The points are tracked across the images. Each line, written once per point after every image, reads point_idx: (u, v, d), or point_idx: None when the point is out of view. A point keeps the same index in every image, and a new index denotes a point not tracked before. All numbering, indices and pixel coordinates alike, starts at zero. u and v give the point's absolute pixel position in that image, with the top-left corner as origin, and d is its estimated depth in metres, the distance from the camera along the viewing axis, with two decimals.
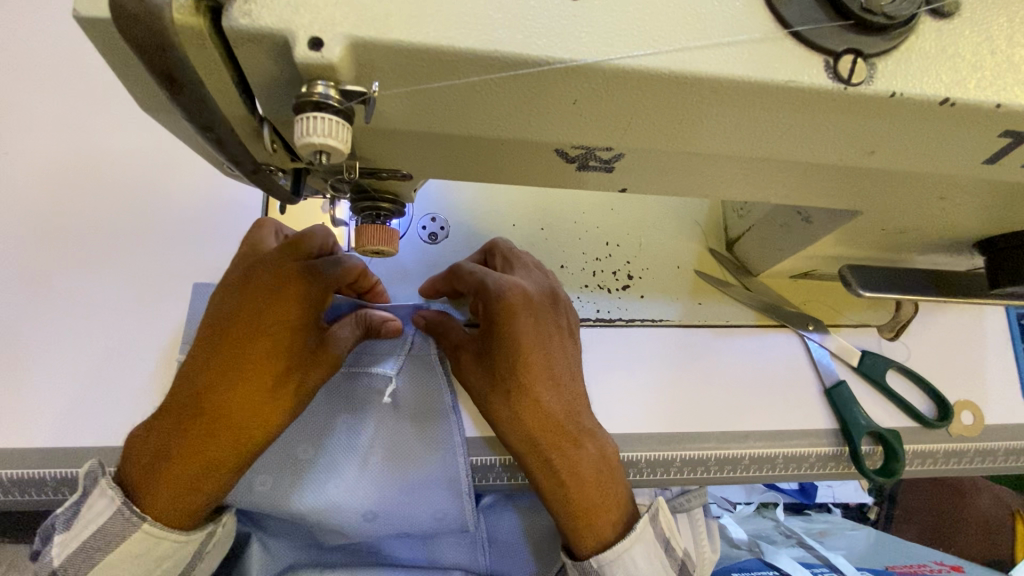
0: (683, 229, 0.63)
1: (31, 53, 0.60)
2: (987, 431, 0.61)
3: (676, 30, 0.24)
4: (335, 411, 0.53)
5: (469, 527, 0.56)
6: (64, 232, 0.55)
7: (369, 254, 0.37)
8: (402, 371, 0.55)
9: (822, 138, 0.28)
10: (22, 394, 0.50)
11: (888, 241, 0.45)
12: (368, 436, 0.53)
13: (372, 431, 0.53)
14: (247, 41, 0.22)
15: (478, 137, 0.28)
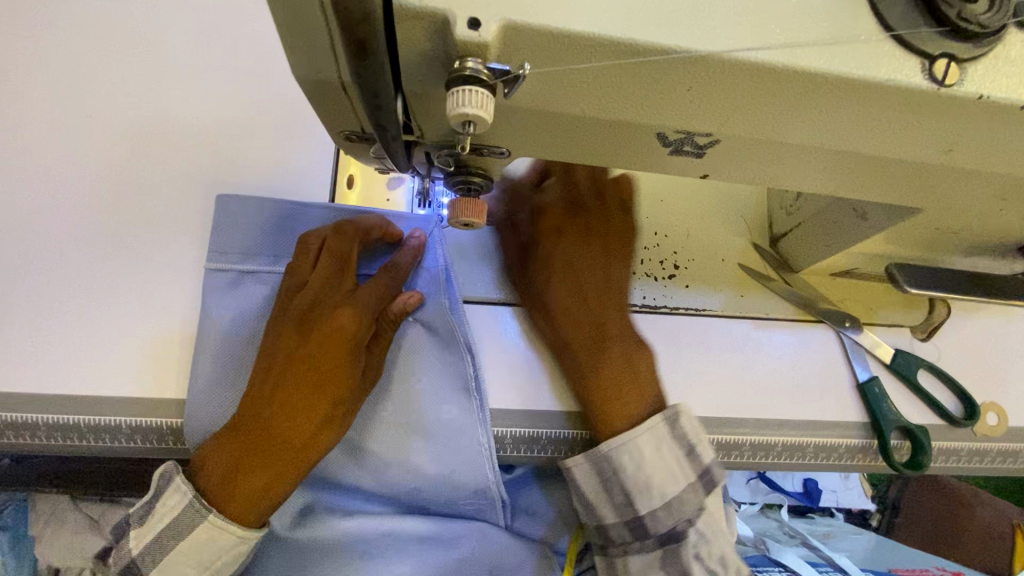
0: (727, 224, 0.66)
1: (115, 22, 0.63)
2: (1010, 434, 0.64)
3: (789, 27, 0.27)
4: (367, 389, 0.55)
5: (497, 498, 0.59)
6: (141, 195, 0.58)
7: (458, 226, 0.39)
8: (426, 347, 0.57)
9: (905, 135, 0.31)
10: (101, 344, 0.54)
11: (935, 241, 0.48)
12: (398, 414, 0.55)
13: (403, 407, 0.55)
14: (410, 19, 0.25)
15: (590, 117, 0.30)
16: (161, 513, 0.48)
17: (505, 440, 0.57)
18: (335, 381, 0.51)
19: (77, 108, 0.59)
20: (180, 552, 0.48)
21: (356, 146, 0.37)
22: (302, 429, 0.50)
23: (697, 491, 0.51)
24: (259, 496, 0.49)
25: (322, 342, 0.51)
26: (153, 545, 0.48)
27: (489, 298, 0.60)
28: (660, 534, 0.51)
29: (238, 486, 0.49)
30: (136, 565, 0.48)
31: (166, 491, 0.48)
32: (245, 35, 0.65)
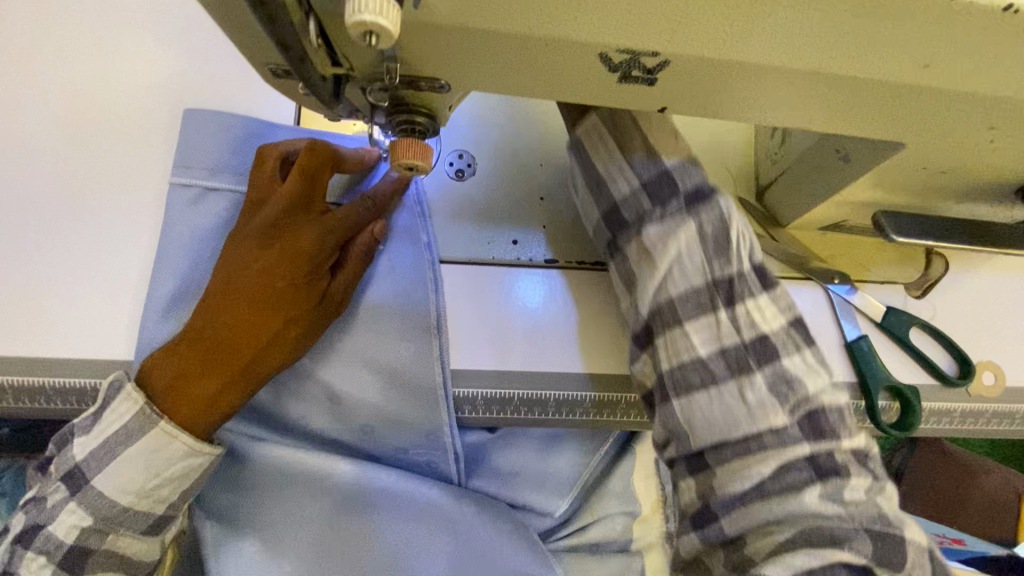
0: (714, 176, 0.62)
1: None
2: (1009, 393, 0.61)
3: None
4: (329, 330, 0.55)
5: (452, 443, 0.59)
6: (94, 150, 0.56)
7: (402, 170, 0.37)
8: (391, 287, 0.56)
9: (871, 45, 0.27)
10: (59, 304, 0.53)
11: (926, 186, 0.45)
12: (360, 353, 0.55)
13: (366, 347, 0.55)
14: None
15: (523, 33, 0.27)
16: (110, 421, 0.47)
17: (475, 401, 0.56)
18: (289, 303, 0.51)
19: (26, 60, 0.57)
20: (127, 458, 0.47)
21: (284, 83, 0.34)
22: (255, 342, 0.50)
23: (751, 239, 0.49)
24: (205, 405, 0.49)
25: (281, 260, 0.51)
26: (102, 451, 0.47)
27: (462, 257, 0.58)
28: (719, 282, 0.48)
29: (184, 393, 0.48)
30: (80, 470, 0.47)
31: (93, 415, 0.48)
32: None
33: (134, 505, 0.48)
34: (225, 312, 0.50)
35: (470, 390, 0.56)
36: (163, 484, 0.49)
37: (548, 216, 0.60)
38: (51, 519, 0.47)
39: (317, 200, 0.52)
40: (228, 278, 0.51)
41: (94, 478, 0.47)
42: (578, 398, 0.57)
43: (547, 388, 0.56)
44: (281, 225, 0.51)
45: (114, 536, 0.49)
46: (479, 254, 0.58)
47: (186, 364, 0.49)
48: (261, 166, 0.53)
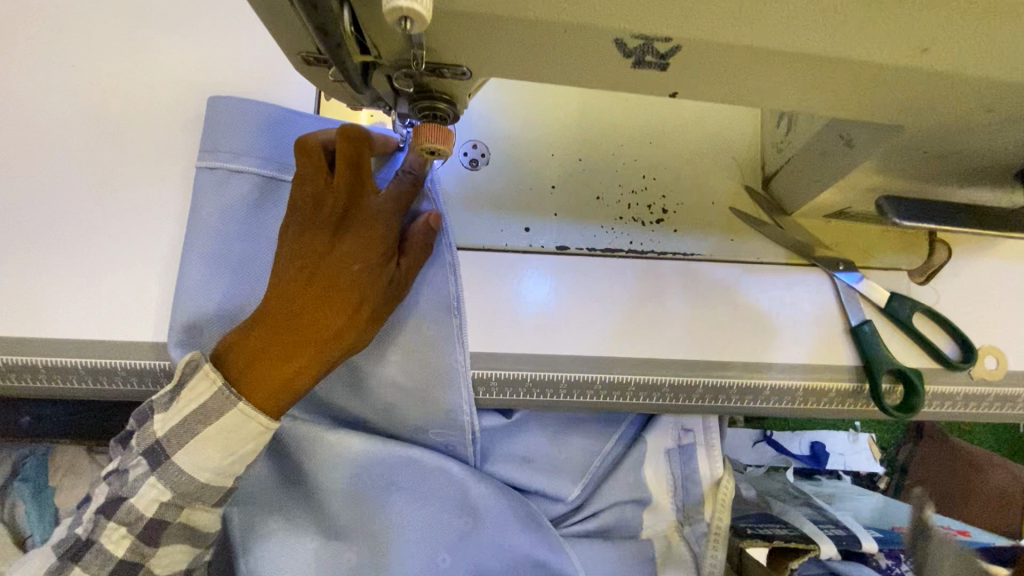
0: (721, 166, 0.64)
1: None
2: (1011, 377, 0.62)
3: None
4: None
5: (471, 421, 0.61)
6: (122, 140, 0.58)
7: (425, 154, 0.39)
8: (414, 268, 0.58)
9: (886, 30, 0.29)
10: (92, 288, 0.55)
11: (928, 171, 0.46)
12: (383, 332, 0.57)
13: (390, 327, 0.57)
14: None
15: (543, 19, 0.29)
16: (188, 400, 0.49)
17: (489, 382, 0.58)
18: (364, 283, 0.51)
19: (62, 56, 0.59)
20: (205, 437, 0.49)
21: (315, 70, 0.36)
22: (332, 323, 0.51)
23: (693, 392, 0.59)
24: (280, 387, 0.50)
25: (359, 245, 0.52)
26: (180, 429, 0.49)
27: (476, 244, 0.60)
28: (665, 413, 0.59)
29: (258, 376, 0.50)
30: (160, 446, 0.50)
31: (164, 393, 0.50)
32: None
33: (211, 482, 0.50)
34: (294, 295, 0.51)
35: (482, 372, 0.58)
36: (237, 461, 0.51)
37: (559, 205, 0.62)
38: (131, 492, 0.49)
39: (366, 183, 0.52)
40: (294, 262, 0.51)
41: (173, 454, 0.49)
42: (588, 380, 0.59)
43: (556, 369, 0.58)
44: (344, 208, 0.52)
45: (189, 509, 0.51)
46: (494, 241, 0.60)
47: (258, 349, 0.50)
48: (307, 156, 0.51)
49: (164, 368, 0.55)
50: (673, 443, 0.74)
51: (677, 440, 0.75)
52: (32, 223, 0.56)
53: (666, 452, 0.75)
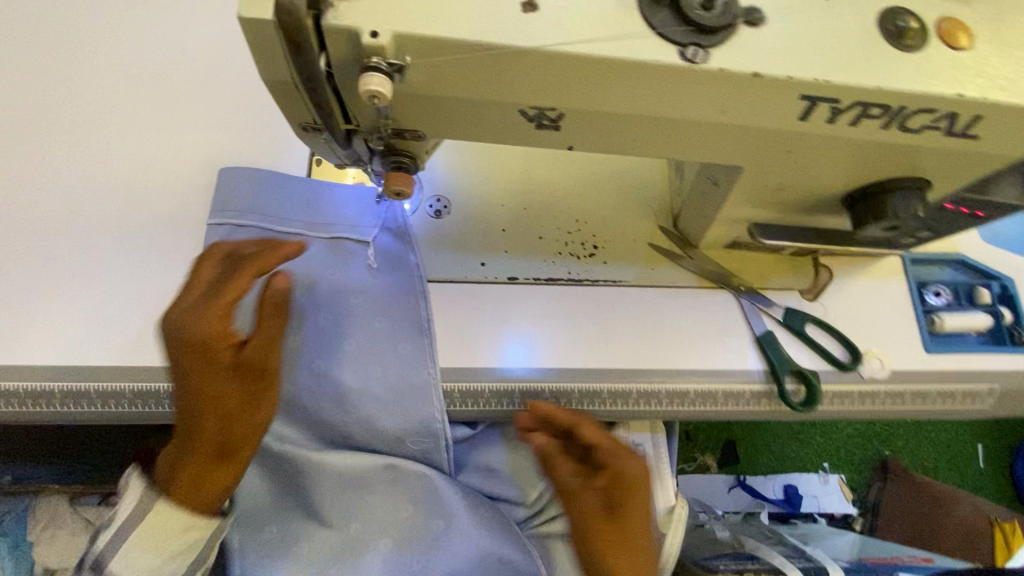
0: (639, 210, 0.78)
1: (124, 67, 0.77)
2: (893, 375, 0.74)
3: (584, 28, 0.40)
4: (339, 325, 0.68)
5: (442, 428, 0.69)
6: (143, 201, 0.70)
7: (392, 195, 0.52)
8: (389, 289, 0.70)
9: (697, 102, 0.44)
10: (110, 321, 0.65)
11: (778, 204, 0.61)
12: (363, 346, 0.68)
13: (370, 341, 0.68)
14: (334, 34, 0.38)
15: (466, 98, 0.43)
16: None
17: (453, 394, 0.68)
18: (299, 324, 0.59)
19: (96, 141, 0.73)
20: (228, 445, 0.57)
21: (311, 136, 0.49)
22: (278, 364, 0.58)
23: None
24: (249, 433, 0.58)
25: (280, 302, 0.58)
26: None
27: (442, 277, 0.72)
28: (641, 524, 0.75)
29: (229, 434, 0.57)
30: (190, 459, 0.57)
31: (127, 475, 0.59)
32: (229, 73, 0.79)
33: None
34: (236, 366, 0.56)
35: (447, 386, 0.68)
36: None
37: (508, 244, 0.75)
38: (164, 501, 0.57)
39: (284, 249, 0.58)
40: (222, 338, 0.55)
41: (200, 464, 0.57)
42: (537, 389, 0.69)
43: (509, 383, 0.69)
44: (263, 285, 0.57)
45: None
46: (455, 273, 0.72)
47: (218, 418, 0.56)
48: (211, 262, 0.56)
49: (168, 389, 0.64)
50: None
51: None
52: (65, 269, 0.66)
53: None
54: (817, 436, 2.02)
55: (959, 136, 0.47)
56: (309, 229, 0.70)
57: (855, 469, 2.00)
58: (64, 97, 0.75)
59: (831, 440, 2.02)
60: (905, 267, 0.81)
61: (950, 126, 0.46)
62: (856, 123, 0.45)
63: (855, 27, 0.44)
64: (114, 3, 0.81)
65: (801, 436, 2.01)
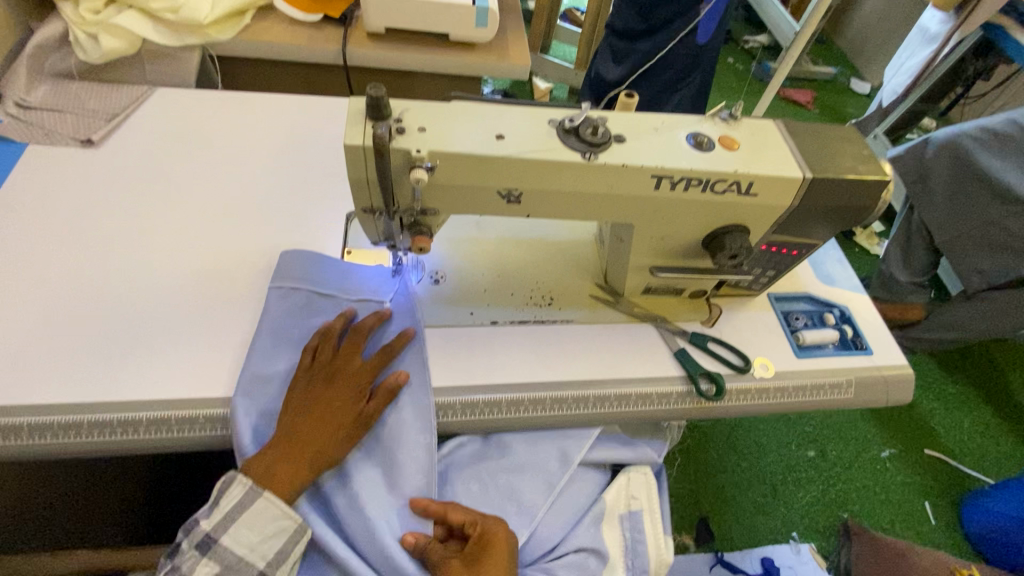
0: (581, 272, 1.09)
1: (203, 196, 1.07)
2: (777, 375, 1.02)
3: (529, 143, 0.74)
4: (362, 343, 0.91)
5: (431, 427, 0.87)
6: (218, 283, 0.96)
7: (417, 250, 0.81)
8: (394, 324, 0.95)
9: (595, 182, 0.77)
10: (190, 366, 0.86)
11: (664, 251, 0.93)
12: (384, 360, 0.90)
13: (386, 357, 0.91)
14: (395, 151, 0.70)
15: (468, 185, 0.75)
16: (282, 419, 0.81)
17: (455, 405, 0.89)
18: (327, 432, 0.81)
19: (183, 243, 1.00)
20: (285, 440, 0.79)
21: (367, 215, 0.79)
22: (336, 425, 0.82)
23: None
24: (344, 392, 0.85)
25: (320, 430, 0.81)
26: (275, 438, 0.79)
27: (441, 323, 0.98)
28: None
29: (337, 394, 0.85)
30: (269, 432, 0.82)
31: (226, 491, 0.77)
32: (282, 196, 1.10)
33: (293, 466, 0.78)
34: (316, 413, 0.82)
35: (450, 399, 0.89)
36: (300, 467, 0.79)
37: (489, 299, 1.03)
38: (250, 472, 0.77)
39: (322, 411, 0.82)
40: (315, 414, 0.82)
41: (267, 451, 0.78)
42: (519, 398, 0.91)
43: (497, 392, 0.91)
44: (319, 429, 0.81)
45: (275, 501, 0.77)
46: (452, 321, 0.98)
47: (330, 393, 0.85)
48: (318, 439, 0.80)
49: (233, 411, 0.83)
50: (626, 508, 0.95)
51: (628, 507, 0.96)
52: (161, 332, 0.89)
53: (620, 515, 0.95)
54: (780, 507, 2.14)
55: (748, 195, 0.82)
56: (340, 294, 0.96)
57: (822, 537, 2.10)
58: (159, 217, 1.03)
59: (795, 510, 2.14)
60: (772, 302, 1.13)
61: (740, 189, 0.81)
62: (687, 190, 0.80)
63: (674, 141, 0.80)
64: (195, 154, 1.13)
65: (766, 508, 2.13)
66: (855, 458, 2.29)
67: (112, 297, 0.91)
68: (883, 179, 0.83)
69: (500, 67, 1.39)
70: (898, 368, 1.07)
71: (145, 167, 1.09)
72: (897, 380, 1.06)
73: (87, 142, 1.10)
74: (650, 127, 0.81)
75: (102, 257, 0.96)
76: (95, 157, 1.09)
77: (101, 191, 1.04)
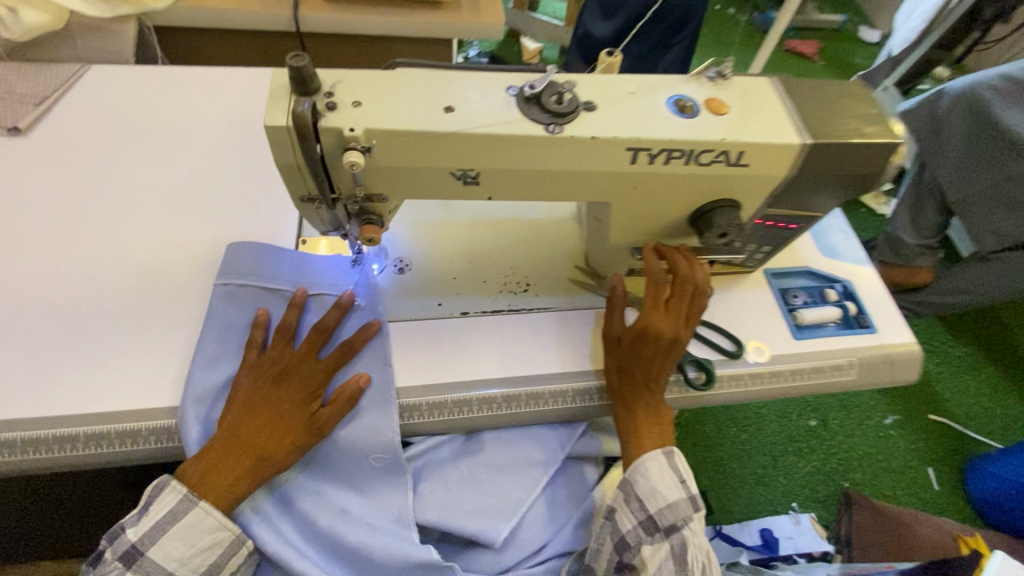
0: (559, 254, 1.00)
1: (143, 185, 0.98)
2: (773, 359, 0.94)
3: (482, 116, 0.65)
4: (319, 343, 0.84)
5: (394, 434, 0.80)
6: (159, 281, 0.87)
7: (366, 242, 0.72)
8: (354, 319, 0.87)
9: (561, 157, 0.68)
10: (129, 374, 0.78)
11: (647, 230, 0.84)
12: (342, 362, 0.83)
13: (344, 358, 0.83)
14: (325, 131, 0.61)
15: (416, 166, 0.66)
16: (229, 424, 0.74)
17: (421, 406, 0.82)
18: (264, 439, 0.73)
19: (121, 238, 0.91)
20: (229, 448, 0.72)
21: (306, 204, 0.70)
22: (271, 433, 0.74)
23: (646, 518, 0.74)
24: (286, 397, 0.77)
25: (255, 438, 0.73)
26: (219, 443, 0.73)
27: (406, 317, 0.90)
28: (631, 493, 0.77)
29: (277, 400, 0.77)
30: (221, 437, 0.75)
31: (161, 495, 0.69)
32: (231, 181, 1.01)
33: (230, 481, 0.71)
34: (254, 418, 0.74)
35: (415, 400, 0.82)
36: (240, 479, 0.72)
37: (459, 288, 0.94)
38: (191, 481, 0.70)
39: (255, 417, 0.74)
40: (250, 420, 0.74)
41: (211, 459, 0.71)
42: (491, 396, 0.84)
43: (467, 390, 0.84)
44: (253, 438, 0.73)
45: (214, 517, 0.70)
46: (418, 314, 0.90)
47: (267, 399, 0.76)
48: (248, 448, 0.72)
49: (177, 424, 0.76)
50: None
51: None
52: (97, 338, 0.81)
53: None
54: (781, 478, 2.11)
55: (737, 166, 0.73)
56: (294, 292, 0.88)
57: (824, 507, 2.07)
58: (95, 209, 0.94)
59: (796, 480, 2.11)
60: (769, 278, 1.04)
61: (729, 159, 0.72)
62: (668, 162, 0.70)
63: (652, 106, 0.70)
64: (135, 138, 1.03)
65: (767, 479, 2.10)
66: (859, 427, 2.24)
67: (42, 301, 0.83)
68: (893, 141, 0.73)
69: (471, 27, 1.27)
70: (904, 346, 0.99)
71: (79, 154, 1.00)
72: (903, 358, 0.98)
73: (14, 129, 1.00)
74: (626, 91, 0.71)
75: (33, 256, 0.87)
76: (24, 146, 0.99)
77: (30, 183, 0.95)
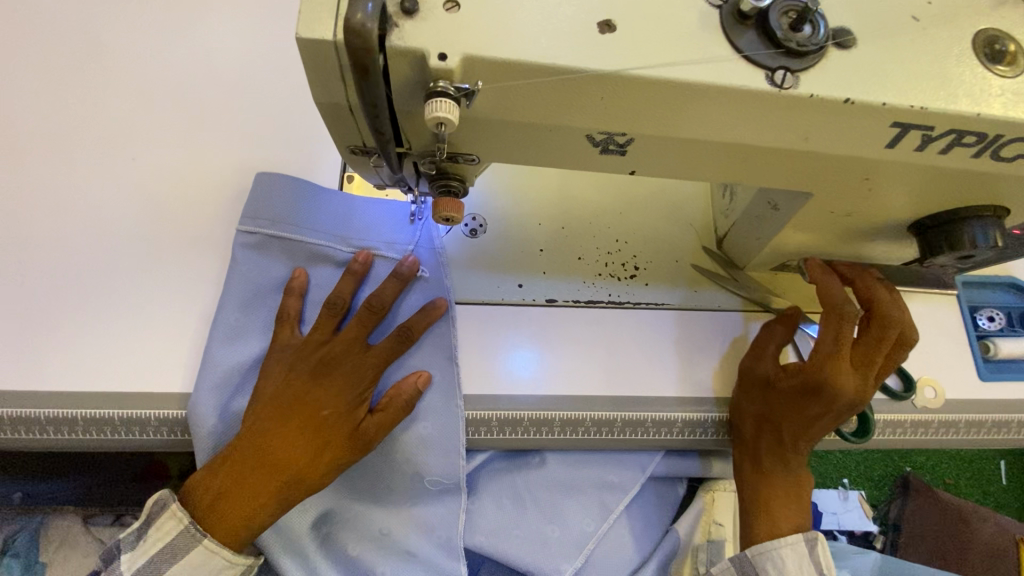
0: (682, 230, 0.75)
1: (145, 78, 0.74)
2: (947, 405, 0.71)
3: (664, 47, 0.37)
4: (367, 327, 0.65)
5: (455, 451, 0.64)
6: (168, 219, 0.67)
7: (441, 221, 0.47)
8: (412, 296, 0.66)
9: (775, 129, 0.41)
10: (133, 345, 0.62)
11: (839, 230, 0.58)
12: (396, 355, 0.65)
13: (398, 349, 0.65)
14: (398, 55, 0.36)
15: (538, 123, 0.41)
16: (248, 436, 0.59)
17: (490, 422, 0.65)
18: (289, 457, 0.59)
19: (118, 154, 0.70)
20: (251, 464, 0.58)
21: (359, 157, 0.47)
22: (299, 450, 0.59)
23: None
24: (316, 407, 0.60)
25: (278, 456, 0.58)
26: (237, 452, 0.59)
27: (476, 299, 0.69)
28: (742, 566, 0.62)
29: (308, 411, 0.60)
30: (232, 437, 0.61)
31: (160, 517, 0.57)
32: (258, 83, 0.76)
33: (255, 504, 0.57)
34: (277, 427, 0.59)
35: (483, 414, 0.64)
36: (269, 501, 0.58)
37: (547, 264, 0.72)
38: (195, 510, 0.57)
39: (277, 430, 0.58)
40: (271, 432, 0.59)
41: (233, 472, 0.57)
42: (578, 418, 0.65)
43: (548, 408, 0.65)
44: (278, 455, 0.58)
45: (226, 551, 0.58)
46: (493, 297, 0.69)
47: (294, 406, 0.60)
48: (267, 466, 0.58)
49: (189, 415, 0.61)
50: None
51: None
52: (92, 291, 0.64)
53: (695, 547, 0.75)
54: None
55: None
56: (337, 250, 0.67)
57: None
58: (85, 108, 0.71)
59: None
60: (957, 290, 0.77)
61: None
62: (944, 150, 0.43)
63: (948, 48, 0.41)
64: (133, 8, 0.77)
65: None
66: None
67: (22, 234, 0.65)
68: None
69: None
70: None
71: (62, 26, 0.75)
72: None
73: None
74: (904, 15, 0.41)
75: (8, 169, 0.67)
76: None
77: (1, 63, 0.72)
